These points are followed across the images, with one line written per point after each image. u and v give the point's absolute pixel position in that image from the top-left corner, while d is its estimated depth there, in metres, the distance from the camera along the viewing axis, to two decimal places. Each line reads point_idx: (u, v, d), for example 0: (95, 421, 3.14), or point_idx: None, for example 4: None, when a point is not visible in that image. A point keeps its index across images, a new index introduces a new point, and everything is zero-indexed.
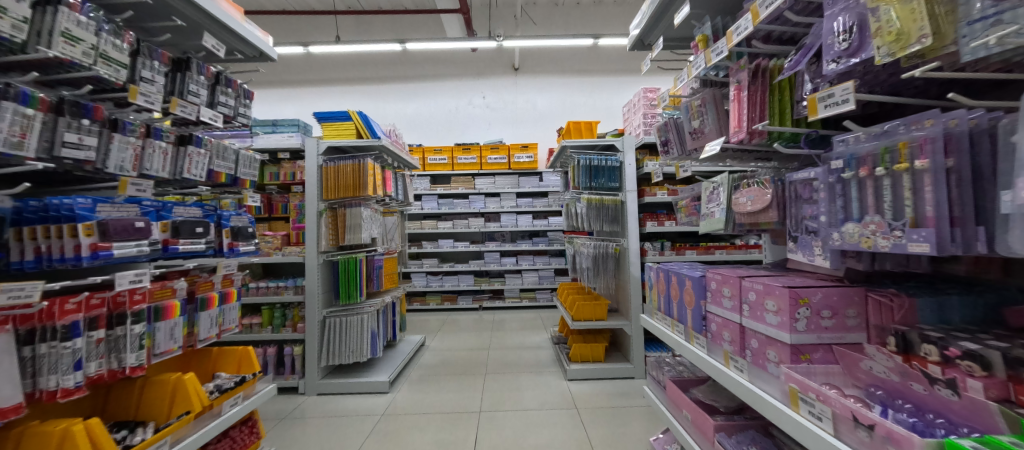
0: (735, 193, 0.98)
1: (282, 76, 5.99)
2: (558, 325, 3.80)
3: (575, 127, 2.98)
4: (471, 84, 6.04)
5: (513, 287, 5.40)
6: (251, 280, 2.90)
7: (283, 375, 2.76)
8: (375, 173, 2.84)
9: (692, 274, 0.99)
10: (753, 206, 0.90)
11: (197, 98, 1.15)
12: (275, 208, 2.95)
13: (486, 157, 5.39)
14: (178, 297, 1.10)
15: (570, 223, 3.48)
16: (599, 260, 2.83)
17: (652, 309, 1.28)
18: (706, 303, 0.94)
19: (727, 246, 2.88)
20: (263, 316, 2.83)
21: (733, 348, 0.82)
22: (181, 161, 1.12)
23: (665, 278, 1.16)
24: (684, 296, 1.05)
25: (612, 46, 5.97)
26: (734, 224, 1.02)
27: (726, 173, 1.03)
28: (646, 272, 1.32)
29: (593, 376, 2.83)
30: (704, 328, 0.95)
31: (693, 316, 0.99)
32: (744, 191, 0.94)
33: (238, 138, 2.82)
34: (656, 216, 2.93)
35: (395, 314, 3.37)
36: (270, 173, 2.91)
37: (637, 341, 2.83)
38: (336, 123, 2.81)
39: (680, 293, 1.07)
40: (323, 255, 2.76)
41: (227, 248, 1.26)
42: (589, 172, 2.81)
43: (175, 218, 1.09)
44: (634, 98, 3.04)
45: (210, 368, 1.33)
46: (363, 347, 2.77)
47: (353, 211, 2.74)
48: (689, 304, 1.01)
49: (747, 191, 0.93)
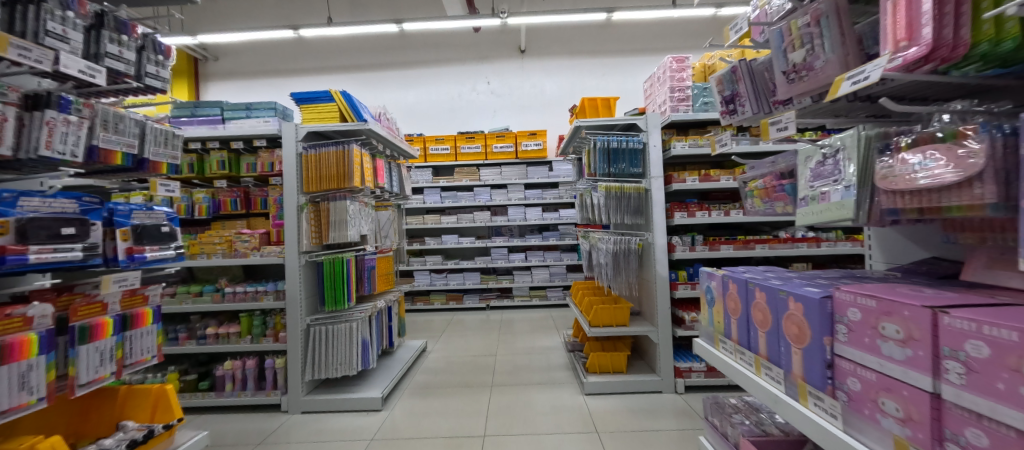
0: (879, 158, 0.64)
1: (274, 65, 5.67)
2: (573, 328, 3.43)
3: (590, 104, 2.58)
4: (475, 69, 5.66)
5: (522, 285, 5.06)
6: (229, 284, 2.59)
7: (264, 391, 2.45)
8: (363, 162, 2.49)
9: (808, 295, 0.70)
10: (951, 179, 0.52)
11: (63, 44, 0.91)
12: (254, 203, 2.62)
13: (491, 146, 5.02)
14: (36, 328, 0.78)
15: (585, 216, 3.11)
16: (620, 257, 2.44)
17: (716, 333, 1.01)
18: (840, 344, 0.66)
19: (770, 240, 2.48)
20: (241, 324, 2.50)
21: (927, 429, 0.54)
22: (35, 131, 0.85)
23: (746, 295, 0.87)
24: (786, 326, 0.76)
25: (625, 24, 5.53)
26: (875, 211, 0.66)
27: (853, 129, 0.69)
28: (707, 282, 1.03)
29: (616, 391, 2.46)
30: (838, 381, 0.66)
31: (810, 360, 0.71)
32: (907, 153, 0.59)
33: (209, 124, 2.49)
34: (686, 205, 2.53)
35: (391, 319, 3.04)
36: (248, 164, 2.59)
37: (665, 350, 2.45)
38: (317, 105, 2.46)
39: (774, 320, 0.79)
40: (305, 256, 2.41)
41: (123, 255, 0.92)
42: (607, 155, 2.44)
43: (23, 215, 0.75)
44: (659, 70, 2.63)
45: (118, 417, 1.06)
46: (352, 359, 2.43)
47: (337, 205, 2.39)
48: (800, 340, 0.73)
49: (914, 152, 0.59)
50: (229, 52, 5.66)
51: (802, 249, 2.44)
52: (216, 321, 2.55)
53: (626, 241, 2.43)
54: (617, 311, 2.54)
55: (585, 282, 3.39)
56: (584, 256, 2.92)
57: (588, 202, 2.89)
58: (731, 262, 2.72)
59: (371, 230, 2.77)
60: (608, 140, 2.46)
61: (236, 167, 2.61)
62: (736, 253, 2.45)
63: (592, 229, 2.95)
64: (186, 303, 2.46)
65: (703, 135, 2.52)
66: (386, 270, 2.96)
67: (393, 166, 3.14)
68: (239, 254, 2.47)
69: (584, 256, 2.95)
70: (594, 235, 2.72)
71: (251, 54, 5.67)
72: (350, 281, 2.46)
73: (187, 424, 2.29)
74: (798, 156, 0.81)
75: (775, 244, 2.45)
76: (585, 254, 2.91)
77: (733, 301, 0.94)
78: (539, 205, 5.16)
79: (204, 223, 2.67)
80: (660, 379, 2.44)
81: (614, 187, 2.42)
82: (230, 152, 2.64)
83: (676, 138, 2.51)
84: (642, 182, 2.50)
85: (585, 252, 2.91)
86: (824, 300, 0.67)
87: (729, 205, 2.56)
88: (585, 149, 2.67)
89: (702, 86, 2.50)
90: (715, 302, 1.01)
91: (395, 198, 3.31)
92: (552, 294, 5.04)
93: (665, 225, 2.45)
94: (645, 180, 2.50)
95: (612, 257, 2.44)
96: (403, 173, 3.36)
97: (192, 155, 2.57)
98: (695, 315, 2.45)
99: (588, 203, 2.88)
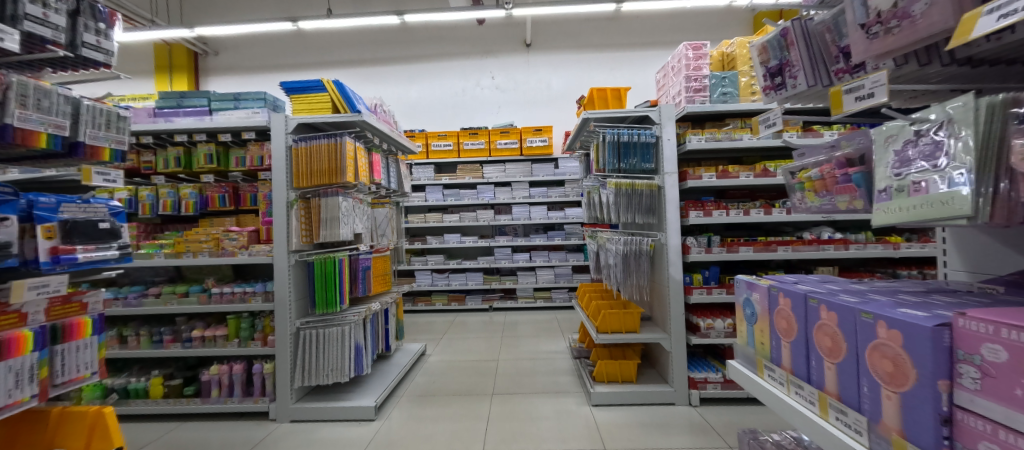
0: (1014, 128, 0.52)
1: (274, 59, 5.55)
2: (580, 333, 3.27)
3: (599, 95, 2.39)
4: (479, 63, 5.51)
5: (526, 287, 4.90)
6: (216, 284, 2.45)
7: (251, 398, 2.30)
8: (357, 155, 2.35)
9: (910, 321, 0.56)
10: None
11: None
12: (243, 198, 2.48)
13: (495, 142, 4.86)
14: None
15: (592, 216, 2.94)
16: (630, 258, 2.27)
17: (758, 354, 0.88)
18: (956, 390, 0.52)
19: (792, 241, 2.30)
20: (229, 326, 2.36)
21: None
22: None
23: (807, 313, 0.74)
24: (868, 357, 0.63)
25: (634, 17, 5.35)
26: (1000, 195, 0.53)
27: (969, 96, 0.56)
28: (749, 294, 0.91)
29: (625, 402, 2.29)
30: (951, 437, 0.53)
31: (906, 403, 0.57)
32: None
33: (196, 116, 2.36)
34: (702, 203, 2.35)
35: (388, 322, 2.89)
36: (237, 158, 2.45)
37: (679, 359, 2.28)
38: (308, 96, 2.31)
39: (851, 348, 0.66)
40: (295, 255, 2.27)
41: (46, 256, 0.89)
42: (617, 149, 2.27)
43: None
44: (673, 59, 2.46)
45: (49, 439, 1.05)
46: (345, 365, 2.29)
47: (329, 202, 2.24)
48: (891, 378, 0.59)
49: None
50: (229, 46, 5.56)
51: (829, 251, 2.26)
52: (203, 323, 2.42)
53: (638, 241, 2.26)
54: (627, 316, 2.37)
55: (592, 284, 3.22)
56: (592, 257, 2.77)
57: (596, 200, 2.73)
58: (750, 264, 2.54)
59: (366, 228, 2.62)
60: (618, 133, 2.29)
61: (225, 161, 2.48)
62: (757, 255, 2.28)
63: (600, 229, 2.79)
64: (170, 304, 2.32)
65: (720, 128, 2.35)
66: (381, 270, 2.82)
67: (390, 161, 2.99)
68: (226, 252, 2.34)
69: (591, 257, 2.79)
70: (602, 235, 2.57)
71: (250, 48, 5.55)
72: (343, 282, 2.32)
73: (169, 433, 2.15)
74: (875, 135, 0.68)
75: (799, 246, 2.28)
76: (592, 255, 2.76)
77: (785, 320, 0.80)
78: (544, 204, 5.00)
79: (192, 220, 2.54)
80: (673, 390, 2.27)
81: (624, 184, 2.25)
82: (219, 145, 2.50)
83: (692, 131, 2.34)
84: (655, 179, 2.33)
85: (592, 253, 2.75)
86: (940, 330, 0.53)
87: (748, 204, 2.39)
88: (593, 144, 2.49)
89: (720, 75, 2.32)
90: (759, 319, 0.88)
91: (393, 195, 3.16)
92: (556, 296, 4.88)
93: (680, 224, 2.28)
94: (658, 176, 2.33)
95: (621, 258, 2.27)
96: (402, 169, 3.21)
97: (179, 148, 2.44)
98: (711, 323, 2.29)
99: (596, 201, 2.72)
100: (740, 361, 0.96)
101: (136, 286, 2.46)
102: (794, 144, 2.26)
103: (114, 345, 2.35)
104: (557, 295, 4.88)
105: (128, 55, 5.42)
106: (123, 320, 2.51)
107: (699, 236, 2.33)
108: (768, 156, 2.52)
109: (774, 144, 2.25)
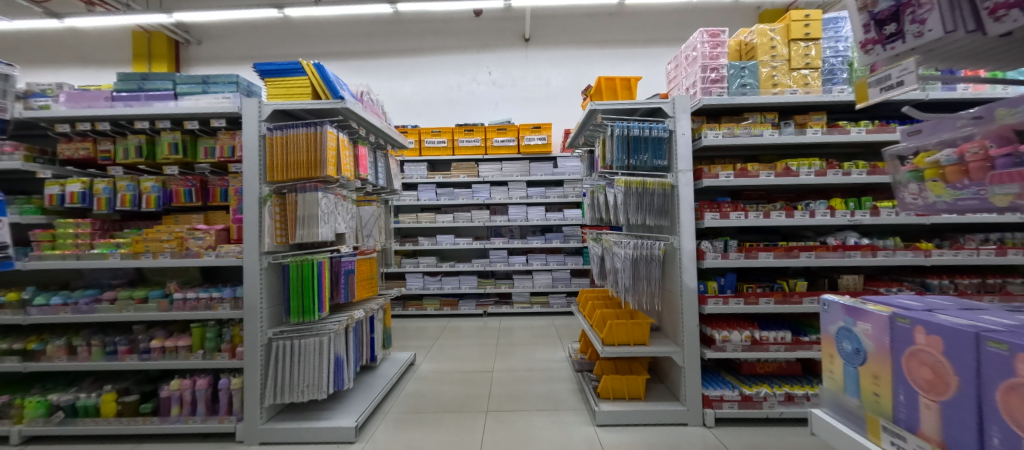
0: None
1: (260, 49, 5.29)
2: (581, 343, 3.05)
3: (607, 84, 2.19)
4: (475, 58, 5.29)
5: (523, 291, 4.68)
6: (181, 288, 2.21)
7: (216, 416, 2.06)
8: (340, 147, 2.12)
9: None
10: None
11: None
12: (212, 193, 2.24)
13: (492, 139, 4.65)
14: None
15: (596, 217, 2.73)
16: (640, 264, 2.07)
17: (880, 399, 0.85)
18: None
19: (816, 247, 2.11)
20: (193, 336, 2.12)
21: None
22: None
23: (965, 361, 0.73)
24: None
25: (637, 13, 5.18)
26: None
27: None
28: (864, 333, 0.89)
29: (632, 422, 2.08)
30: None
31: None
32: None
33: (159, 100, 2.12)
34: (717, 204, 2.16)
35: (374, 331, 2.65)
36: (206, 148, 2.21)
37: (692, 374, 2.08)
38: (285, 79, 2.07)
39: None
40: (267, 257, 2.03)
41: None
42: (626, 144, 2.07)
43: None
44: (687, 47, 2.26)
45: None
46: (323, 380, 2.05)
47: (306, 198, 2.00)
48: None
49: None
50: (212, 35, 5.27)
51: (855, 259, 2.07)
52: (165, 332, 2.17)
53: (648, 244, 2.07)
54: (635, 327, 2.16)
55: (594, 291, 3.01)
56: (595, 262, 2.58)
57: (599, 199, 2.53)
58: (767, 271, 2.36)
59: (350, 228, 2.39)
60: (627, 126, 2.10)
61: (194, 152, 2.24)
62: (777, 262, 2.09)
63: (605, 231, 2.59)
64: (127, 311, 2.07)
65: (739, 123, 2.16)
66: (366, 274, 2.58)
67: (378, 155, 2.75)
68: (191, 253, 2.09)
69: (594, 262, 2.60)
70: (607, 238, 2.37)
71: (235, 37, 5.27)
72: (322, 287, 2.08)
73: None
74: None
75: (823, 252, 2.09)
76: (595, 259, 2.56)
77: (932, 371, 0.77)
78: (543, 205, 4.79)
79: (156, 216, 2.30)
80: (686, 409, 2.06)
81: (633, 182, 2.05)
82: (186, 133, 2.26)
83: (708, 125, 2.14)
84: (667, 177, 2.13)
85: (596, 257, 2.56)
86: None
87: (767, 205, 2.20)
88: (600, 138, 2.30)
89: (739, 65, 2.13)
90: (880, 360, 0.85)
91: (381, 192, 2.92)
92: (554, 301, 4.67)
93: (694, 226, 2.08)
94: (670, 174, 2.13)
95: (629, 264, 2.07)
96: (391, 164, 2.97)
97: (142, 136, 2.20)
98: (727, 334, 2.08)
99: (600, 201, 2.52)
100: (839, 408, 0.94)
101: (90, 289, 2.20)
102: (819, 141, 2.08)
103: (62, 357, 2.09)
104: (555, 301, 4.67)
105: (104, 42, 5.11)
106: (75, 328, 2.24)
107: (715, 240, 2.13)
108: (788, 154, 2.33)
109: (798, 141, 2.06)
